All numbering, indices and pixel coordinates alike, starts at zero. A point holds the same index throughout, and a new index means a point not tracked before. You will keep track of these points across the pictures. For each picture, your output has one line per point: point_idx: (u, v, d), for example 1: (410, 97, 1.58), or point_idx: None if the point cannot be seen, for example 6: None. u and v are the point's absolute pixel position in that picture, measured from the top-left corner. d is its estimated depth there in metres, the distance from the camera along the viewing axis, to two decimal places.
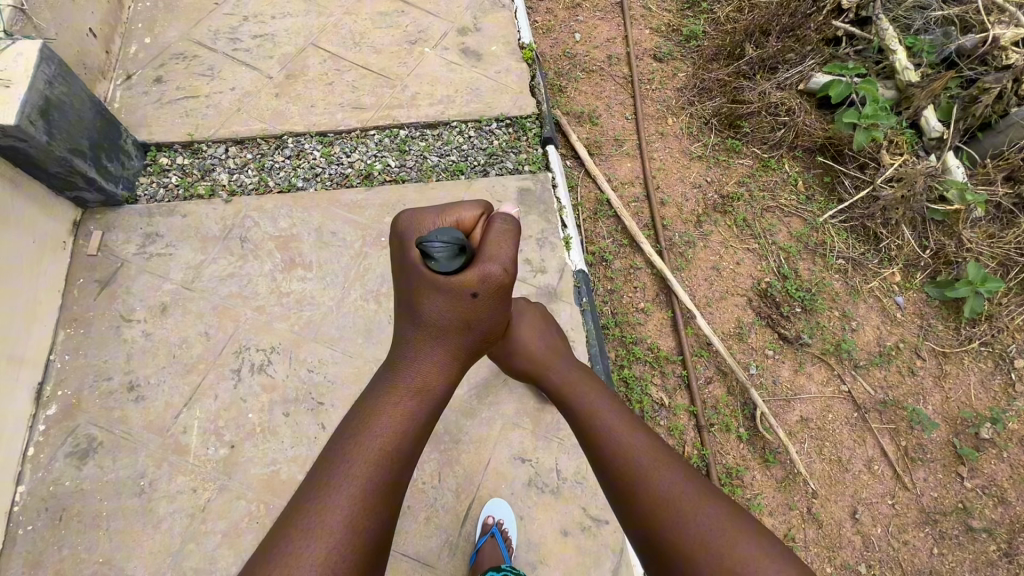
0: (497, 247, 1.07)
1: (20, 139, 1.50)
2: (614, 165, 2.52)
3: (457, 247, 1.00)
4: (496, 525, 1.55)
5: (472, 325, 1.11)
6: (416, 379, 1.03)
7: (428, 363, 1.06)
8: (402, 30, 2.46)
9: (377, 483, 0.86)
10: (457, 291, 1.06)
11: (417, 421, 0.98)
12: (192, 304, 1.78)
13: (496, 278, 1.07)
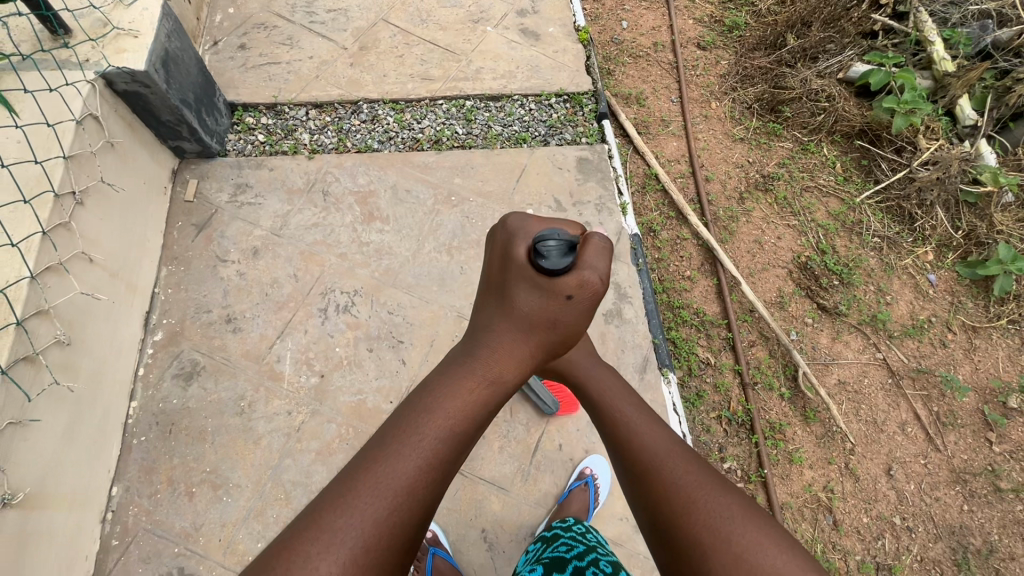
0: (596, 259, 0.90)
1: (145, 85, 1.65)
2: (661, 144, 2.66)
3: (565, 248, 0.87)
4: (592, 477, 1.64)
5: (560, 330, 0.92)
6: (489, 369, 0.86)
7: (507, 358, 0.88)
8: (464, 10, 2.61)
9: (434, 464, 0.74)
10: (552, 292, 0.88)
11: (485, 414, 0.83)
12: (281, 249, 1.92)
13: (593, 287, 0.90)
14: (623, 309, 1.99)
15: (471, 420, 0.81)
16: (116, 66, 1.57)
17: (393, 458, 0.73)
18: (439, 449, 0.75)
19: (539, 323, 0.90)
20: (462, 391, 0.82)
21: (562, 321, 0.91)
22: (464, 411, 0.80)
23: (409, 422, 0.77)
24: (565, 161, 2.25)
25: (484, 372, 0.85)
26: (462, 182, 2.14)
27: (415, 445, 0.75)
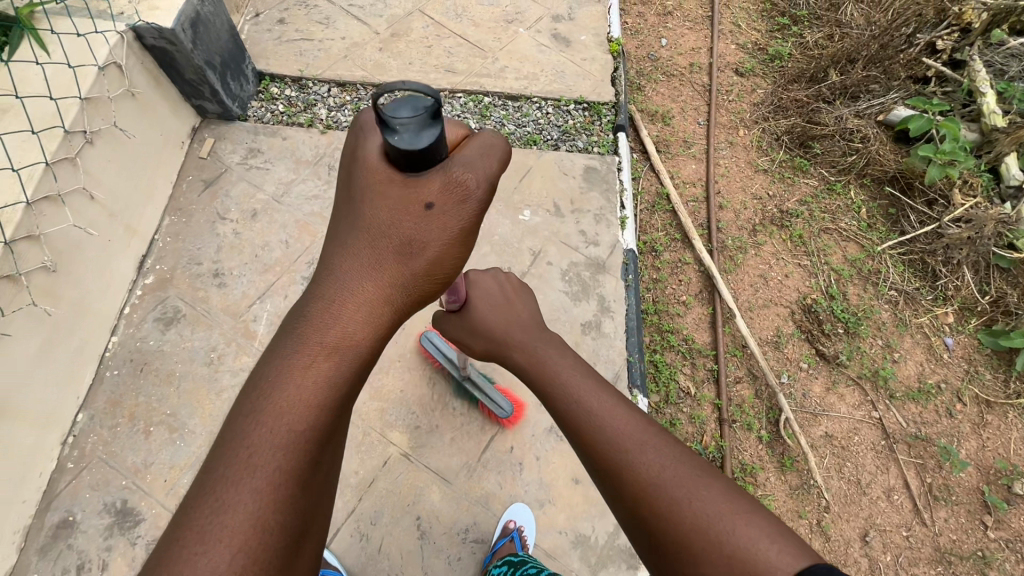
0: (475, 155, 0.81)
1: (171, 42, 1.74)
2: (679, 165, 2.60)
3: (429, 112, 0.74)
4: (517, 530, 1.56)
5: (428, 250, 0.80)
6: (335, 331, 0.73)
7: (357, 304, 0.75)
8: (500, 9, 2.64)
9: (285, 476, 0.63)
10: (410, 194, 0.79)
11: (339, 384, 0.70)
12: (279, 215, 1.98)
13: (464, 186, 0.80)
14: (603, 322, 1.94)
15: (330, 395, 0.69)
16: (146, 22, 1.67)
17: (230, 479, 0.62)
18: (295, 447, 0.64)
19: (398, 244, 0.79)
20: (303, 363, 0.69)
21: (430, 242, 0.79)
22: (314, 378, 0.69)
23: (253, 420, 0.65)
24: (571, 168, 2.23)
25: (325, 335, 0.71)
26: None
27: (260, 450, 0.63)
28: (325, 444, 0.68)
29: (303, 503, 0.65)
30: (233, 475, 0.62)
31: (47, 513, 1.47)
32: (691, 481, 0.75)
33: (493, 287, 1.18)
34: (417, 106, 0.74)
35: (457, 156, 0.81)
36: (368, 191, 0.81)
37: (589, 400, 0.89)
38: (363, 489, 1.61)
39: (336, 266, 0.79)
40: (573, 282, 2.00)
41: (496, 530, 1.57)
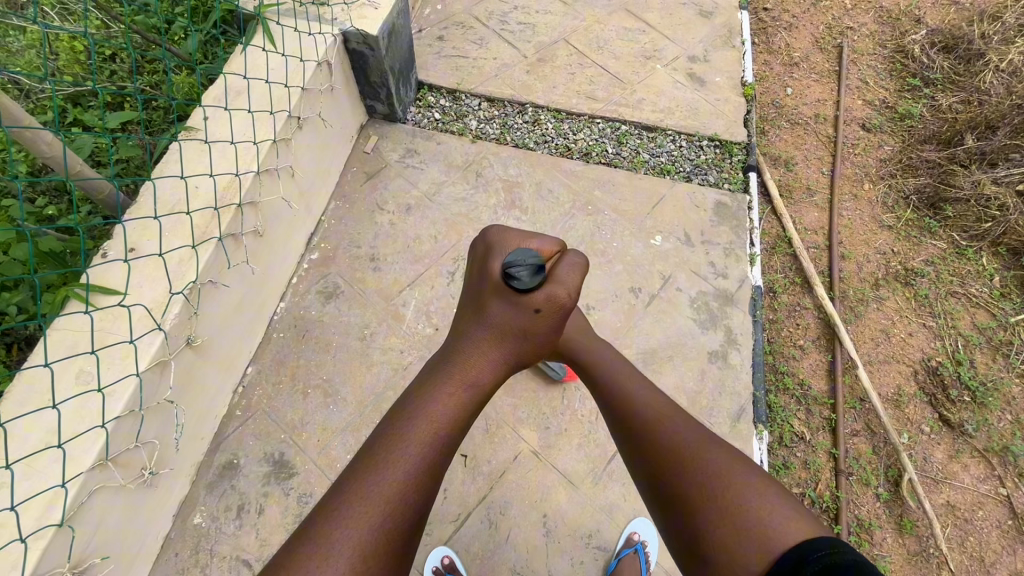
0: (568, 275, 1.08)
1: (371, 47, 1.93)
2: (802, 211, 2.61)
3: (537, 266, 1.04)
4: (641, 543, 1.58)
5: (530, 340, 1.10)
6: (463, 373, 1.05)
7: (478, 361, 1.07)
8: (640, 45, 2.77)
9: (416, 475, 0.91)
10: (522, 305, 1.05)
11: (457, 416, 1.00)
12: (430, 212, 2.13)
13: (560, 301, 1.07)
14: (729, 353, 1.96)
15: (448, 418, 0.98)
16: (356, 27, 1.87)
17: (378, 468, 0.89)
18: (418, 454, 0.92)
19: (509, 334, 1.09)
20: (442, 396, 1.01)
21: (531, 333, 1.09)
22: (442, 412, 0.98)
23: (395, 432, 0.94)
24: (704, 201, 2.29)
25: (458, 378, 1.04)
26: (601, 195, 2.25)
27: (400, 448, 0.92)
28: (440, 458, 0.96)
29: (423, 494, 0.92)
30: (378, 463, 0.90)
31: (217, 454, 1.61)
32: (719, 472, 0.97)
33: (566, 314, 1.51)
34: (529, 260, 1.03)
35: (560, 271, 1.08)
36: (489, 291, 1.10)
37: (643, 410, 1.12)
38: (496, 479, 1.67)
39: (463, 342, 1.09)
40: (701, 310, 2.04)
41: (621, 539, 1.61)
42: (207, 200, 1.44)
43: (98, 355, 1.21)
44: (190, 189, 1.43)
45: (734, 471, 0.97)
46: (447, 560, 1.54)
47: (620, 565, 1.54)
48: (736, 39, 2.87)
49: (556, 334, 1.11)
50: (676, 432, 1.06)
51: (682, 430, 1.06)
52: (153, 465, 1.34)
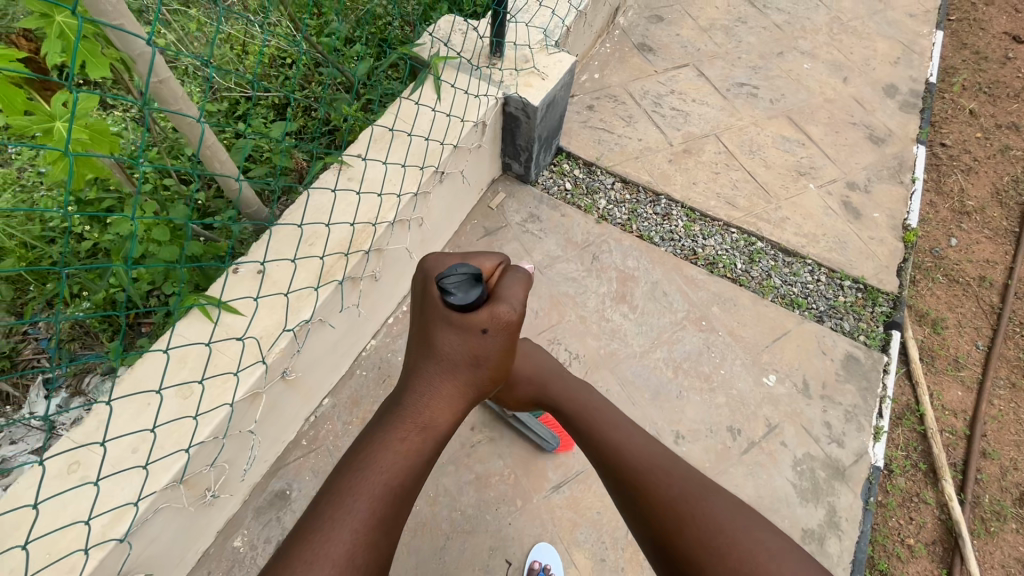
0: (509, 290, 1.08)
1: (527, 114, 1.93)
2: (942, 384, 2.27)
3: (472, 278, 1.03)
4: None
5: (484, 366, 1.10)
6: (424, 416, 1.06)
7: (443, 401, 1.09)
8: (796, 158, 2.59)
9: (374, 523, 0.93)
10: (464, 329, 1.06)
11: (418, 458, 1.02)
12: (538, 284, 2.06)
13: (503, 319, 1.07)
14: (827, 538, 1.71)
15: (409, 467, 1.00)
16: (519, 94, 1.88)
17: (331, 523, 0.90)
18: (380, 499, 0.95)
19: (461, 363, 1.09)
20: (399, 438, 1.03)
21: (483, 356, 1.09)
22: (402, 458, 1.01)
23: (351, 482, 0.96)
24: (832, 350, 2.05)
25: (419, 420, 1.06)
26: (719, 312, 2.08)
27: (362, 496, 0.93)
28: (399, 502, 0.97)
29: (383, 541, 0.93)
30: (327, 523, 0.90)
31: (272, 480, 1.60)
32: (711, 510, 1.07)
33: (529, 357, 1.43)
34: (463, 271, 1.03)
35: (499, 289, 1.09)
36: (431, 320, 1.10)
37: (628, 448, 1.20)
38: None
39: (422, 381, 1.10)
40: (805, 478, 1.79)
41: (525, 565, 1.55)
42: (342, 242, 1.47)
43: (203, 377, 1.24)
44: (329, 228, 1.47)
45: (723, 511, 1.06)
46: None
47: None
48: (906, 175, 2.61)
49: (507, 352, 1.12)
50: (664, 471, 1.15)
51: (670, 470, 1.15)
52: (216, 490, 1.33)
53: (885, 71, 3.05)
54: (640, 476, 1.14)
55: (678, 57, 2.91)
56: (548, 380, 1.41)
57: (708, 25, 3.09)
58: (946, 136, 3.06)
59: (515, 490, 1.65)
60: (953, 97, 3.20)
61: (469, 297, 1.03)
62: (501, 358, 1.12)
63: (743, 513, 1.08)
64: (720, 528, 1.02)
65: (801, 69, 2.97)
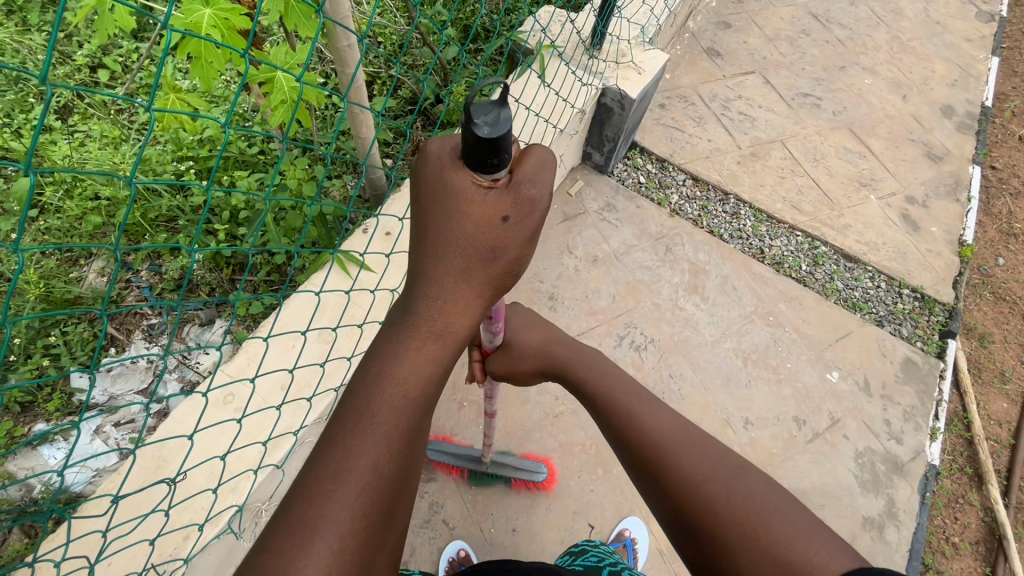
0: (536, 170, 0.88)
1: (622, 107, 2.01)
2: (988, 395, 2.36)
3: (499, 100, 0.72)
4: None
5: (503, 257, 0.89)
6: (437, 321, 0.86)
7: (455, 299, 0.88)
8: (857, 169, 2.68)
9: (392, 447, 0.77)
10: (484, 213, 0.86)
11: (437, 368, 0.85)
12: (614, 269, 2.15)
13: (530, 204, 0.88)
14: (886, 527, 1.80)
15: (426, 380, 0.83)
16: (618, 87, 1.97)
17: (353, 434, 0.76)
18: (396, 422, 0.78)
19: (479, 257, 0.88)
20: (413, 347, 0.85)
21: (503, 249, 0.89)
22: (416, 373, 0.83)
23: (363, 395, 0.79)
24: (892, 353, 2.14)
25: (431, 325, 0.86)
26: (785, 310, 2.17)
27: (376, 419, 0.78)
28: (423, 415, 0.82)
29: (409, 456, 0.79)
30: (342, 450, 0.75)
31: None
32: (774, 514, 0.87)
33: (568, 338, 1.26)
34: (486, 92, 0.71)
35: (524, 164, 0.87)
36: (444, 202, 0.86)
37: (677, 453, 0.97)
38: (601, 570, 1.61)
39: (426, 282, 0.87)
40: (866, 469, 1.88)
41: (612, 531, 1.65)
42: None
43: (341, 324, 1.31)
44: None
45: (802, 536, 0.84)
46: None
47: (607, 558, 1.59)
48: (962, 193, 2.70)
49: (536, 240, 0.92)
50: (725, 485, 0.91)
51: (732, 484, 0.91)
52: None
53: (943, 92, 3.13)
54: (692, 482, 0.93)
55: (745, 64, 2.99)
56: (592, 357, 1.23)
57: (774, 35, 3.17)
58: (997, 159, 3.09)
59: (598, 460, 1.74)
60: (1003, 122, 3.21)
61: (496, 139, 0.75)
62: (524, 252, 0.91)
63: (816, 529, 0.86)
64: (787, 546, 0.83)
65: (863, 84, 3.05)
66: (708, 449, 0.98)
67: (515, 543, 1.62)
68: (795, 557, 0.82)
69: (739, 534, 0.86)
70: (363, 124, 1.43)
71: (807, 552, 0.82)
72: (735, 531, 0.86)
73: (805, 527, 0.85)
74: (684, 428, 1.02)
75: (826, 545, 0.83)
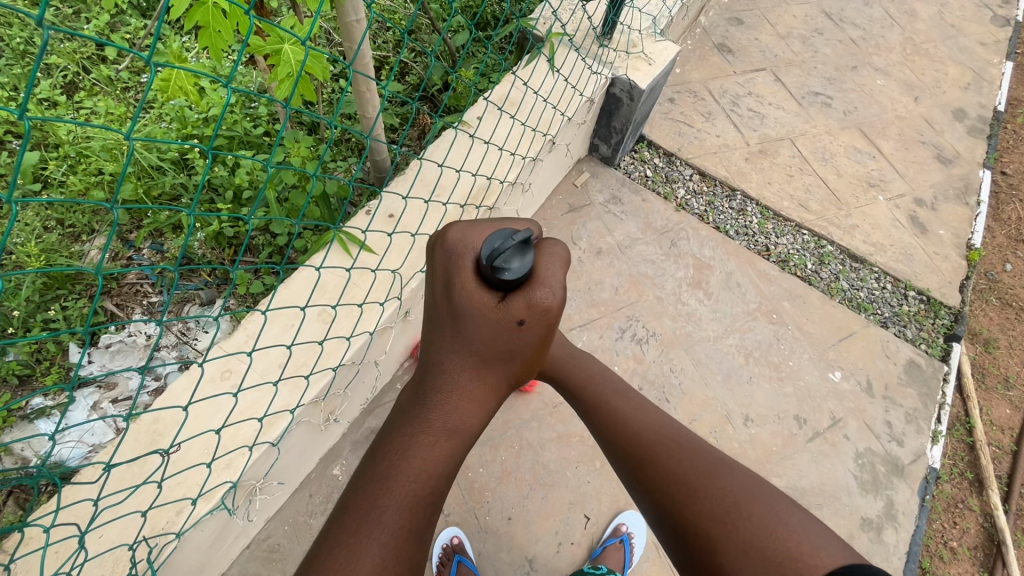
0: (551, 269, 0.89)
1: (631, 98, 1.99)
2: (991, 400, 2.34)
3: (521, 243, 0.85)
4: None
5: (511, 364, 0.96)
6: (452, 418, 0.94)
7: (466, 402, 0.95)
8: (866, 170, 2.65)
9: (405, 533, 0.83)
10: (499, 312, 0.90)
11: (447, 466, 0.92)
12: (617, 262, 2.13)
13: (544, 308, 0.89)
14: (885, 529, 1.78)
15: (443, 469, 0.90)
16: (628, 76, 1.95)
17: (361, 535, 0.81)
18: (412, 509, 0.85)
19: (492, 358, 0.94)
20: (425, 443, 0.91)
21: (516, 350, 0.93)
22: (430, 463, 0.90)
23: (379, 491, 0.85)
24: (895, 355, 2.12)
25: (446, 421, 0.94)
26: (789, 308, 2.15)
27: (389, 507, 0.84)
28: (437, 504, 0.90)
29: (416, 552, 0.85)
30: (356, 536, 0.81)
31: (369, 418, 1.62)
32: (779, 519, 0.94)
33: (582, 367, 1.30)
34: (512, 241, 0.84)
35: (541, 268, 0.88)
36: (458, 303, 0.91)
37: (682, 478, 1.03)
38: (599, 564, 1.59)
39: (441, 381, 0.95)
40: (866, 470, 1.87)
41: (608, 527, 1.63)
42: (465, 193, 1.61)
43: (341, 303, 1.31)
44: (461, 177, 1.61)
45: (800, 534, 0.91)
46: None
47: (604, 553, 1.57)
48: (972, 197, 2.67)
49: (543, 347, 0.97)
50: (731, 504, 0.97)
51: (737, 499, 0.97)
52: (338, 415, 1.42)
53: (955, 95, 3.10)
54: (698, 499, 0.99)
55: (756, 61, 2.96)
56: (605, 393, 1.25)
57: (786, 33, 3.14)
58: (1008, 164, 3.05)
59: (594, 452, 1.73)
60: (1017, 128, 3.17)
61: (519, 276, 0.86)
62: (532, 355, 0.96)
63: (817, 530, 0.93)
64: (786, 543, 0.90)
65: (874, 85, 3.02)
66: (713, 468, 1.04)
67: (509, 532, 1.61)
68: (794, 558, 0.88)
69: (744, 539, 0.92)
70: (367, 105, 1.42)
71: (802, 548, 0.89)
72: (741, 537, 0.93)
73: (808, 532, 0.92)
74: (694, 456, 1.07)
75: (819, 542, 0.90)
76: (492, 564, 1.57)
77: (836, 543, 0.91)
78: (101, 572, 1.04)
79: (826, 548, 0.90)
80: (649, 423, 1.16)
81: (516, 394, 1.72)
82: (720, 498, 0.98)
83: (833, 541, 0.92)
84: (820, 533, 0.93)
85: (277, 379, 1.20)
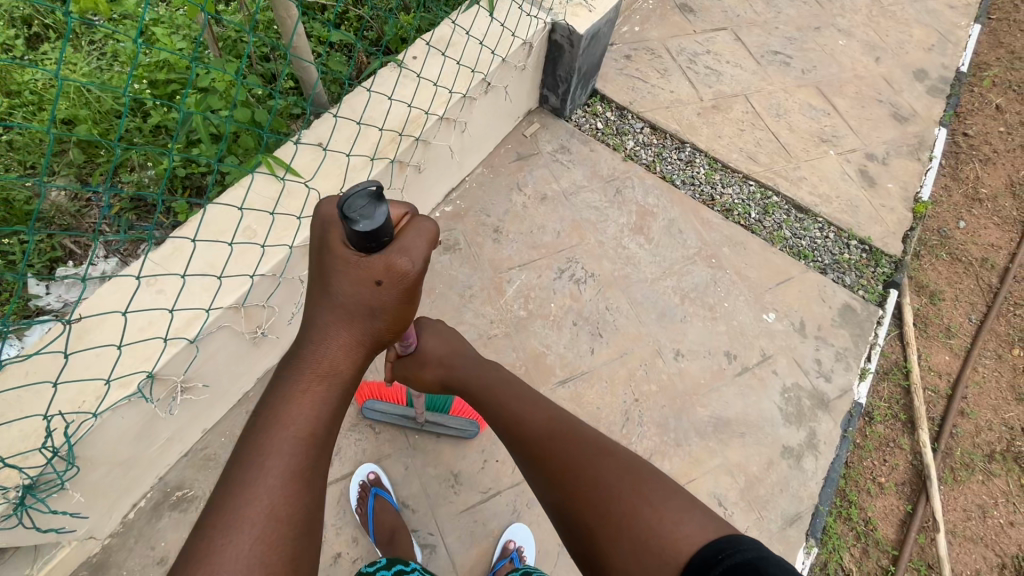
0: (413, 237, 0.87)
1: (571, 44, 2.05)
2: (931, 349, 2.39)
3: (374, 196, 0.78)
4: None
5: (381, 316, 0.90)
6: (324, 363, 0.89)
7: (340, 349, 0.90)
8: (820, 126, 2.69)
9: (292, 478, 0.80)
10: (359, 272, 0.86)
11: (329, 409, 0.87)
12: (561, 208, 2.20)
13: (403, 273, 0.87)
14: (804, 456, 1.86)
15: (324, 415, 0.86)
16: (566, 22, 2.00)
17: (248, 482, 0.78)
18: (293, 457, 0.81)
19: (359, 313, 0.89)
20: (299, 390, 0.86)
21: (382, 309, 0.89)
22: (305, 412, 0.85)
23: (258, 444, 0.81)
24: (831, 298, 2.18)
25: (318, 367, 0.88)
26: (729, 253, 2.21)
27: (270, 457, 0.80)
28: (322, 450, 0.85)
29: (306, 497, 0.81)
30: (239, 490, 0.78)
31: None
32: (651, 499, 0.94)
33: (476, 370, 1.30)
34: (360, 192, 0.76)
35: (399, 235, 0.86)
36: (328, 266, 0.88)
37: (569, 457, 1.04)
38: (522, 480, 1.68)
39: (313, 329, 0.90)
40: (791, 403, 1.94)
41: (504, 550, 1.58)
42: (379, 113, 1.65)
43: (250, 210, 1.41)
44: (373, 97, 1.66)
45: (667, 510, 0.91)
46: (508, 546, 1.57)
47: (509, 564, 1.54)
48: (924, 153, 2.70)
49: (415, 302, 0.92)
50: (607, 484, 0.97)
51: (613, 479, 0.97)
52: (266, 330, 1.51)
53: (918, 56, 3.11)
54: (583, 481, 1.00)
55: (717, 21, 2.99)
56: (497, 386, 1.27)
57: None
58: (970, 125, 3.05)
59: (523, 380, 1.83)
60: (982, 91, 3.16)
61: (371, 232, 0.78)
62: (406, 309, 0.92)
63: (685, 507, 0.92)
64: (655, 523, 0.90)
65: (836, 45, 3.04)
66: (598, 450, 1.04)
67: (438, 450, 1.69)
68: (660, 540, 0.88)
69: (618, 518, 0.93)
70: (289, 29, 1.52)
71: (666, 528, 0.89)
72: (615, 515, 0.93)
73: (680, 508, 0.92)
74: (580, 441, 1.07)
75: (684, 519, 0.90)
76: (420, 479, 1.65)
77: (705, 517, 0.91)
78: (22, 445, 1.12)
79: (697, 522, 0.89)
80: (544, 410, 1.17)
81: (468, 431, 1.68)
82: (598, 477, 0.99)
83: (701, 514, 0.91)
84: (689, 506, 0.92)
85: (187, 275, 1.30)
